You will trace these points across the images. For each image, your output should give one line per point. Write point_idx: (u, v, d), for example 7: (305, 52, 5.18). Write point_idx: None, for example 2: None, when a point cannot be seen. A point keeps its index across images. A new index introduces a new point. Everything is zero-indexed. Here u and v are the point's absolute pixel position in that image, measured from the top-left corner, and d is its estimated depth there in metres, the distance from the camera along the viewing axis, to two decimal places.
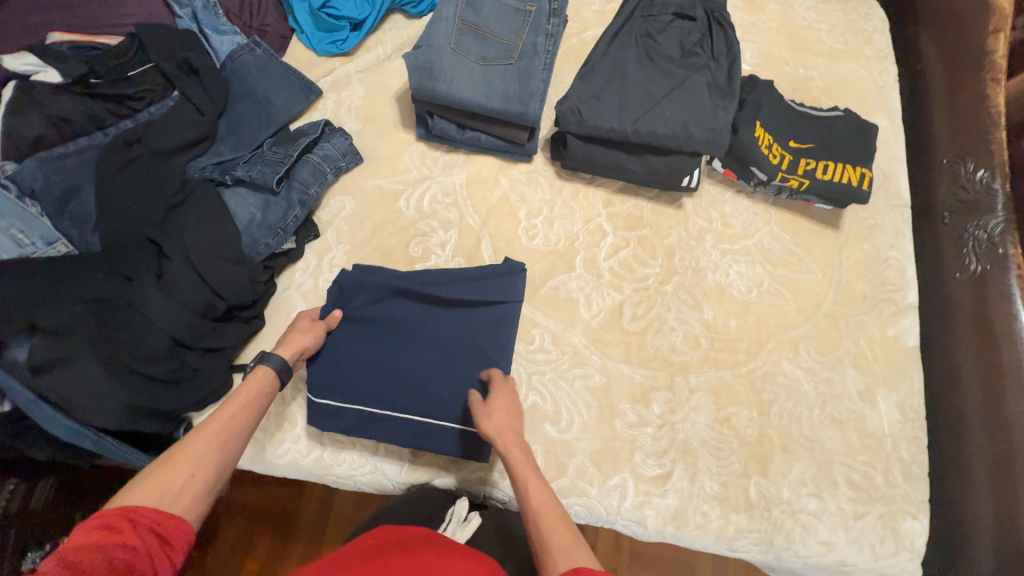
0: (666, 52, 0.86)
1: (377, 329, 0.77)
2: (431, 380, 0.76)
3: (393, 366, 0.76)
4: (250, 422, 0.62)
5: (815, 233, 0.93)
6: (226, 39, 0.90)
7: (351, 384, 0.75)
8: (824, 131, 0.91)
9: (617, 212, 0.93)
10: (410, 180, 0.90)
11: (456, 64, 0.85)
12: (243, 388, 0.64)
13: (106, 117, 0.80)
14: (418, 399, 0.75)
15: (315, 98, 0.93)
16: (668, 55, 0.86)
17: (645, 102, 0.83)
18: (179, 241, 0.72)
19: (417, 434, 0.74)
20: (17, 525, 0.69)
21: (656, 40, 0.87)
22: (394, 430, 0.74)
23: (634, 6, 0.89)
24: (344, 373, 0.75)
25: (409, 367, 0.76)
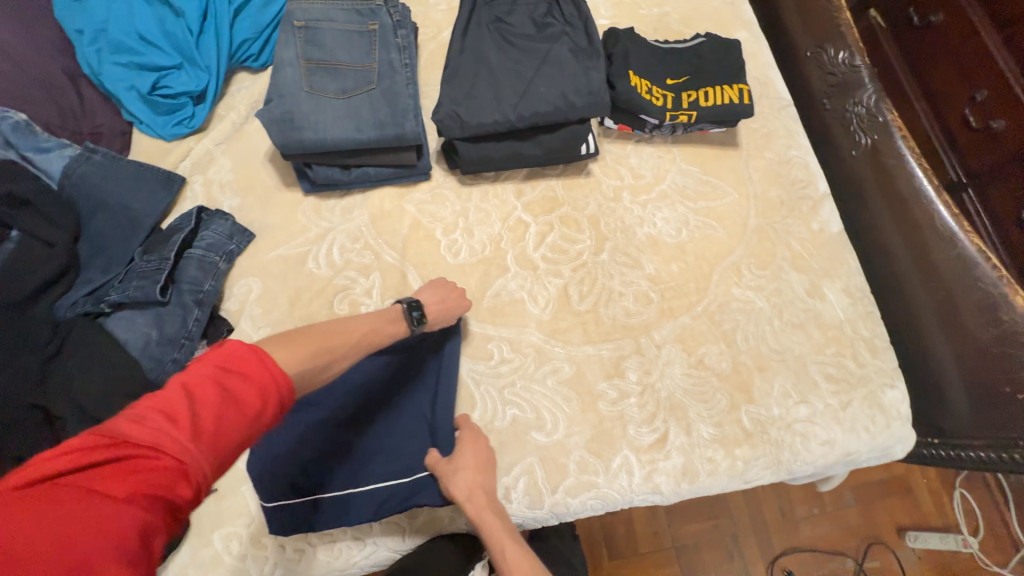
0: (521, 32, 0.85)
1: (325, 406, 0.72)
2: (396, 437, 0.72)
3: (353, 440, 0.72)
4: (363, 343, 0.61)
5: (719, 157, 0.95)
6: (53, 156, 0.79)
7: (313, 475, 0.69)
8: (694, 61, 0.93)
9: (531, 200, 0.91)
10: (311, 238, 0.84)
11: (316, 106, 0.80)
12: (380, 321, 0.65)
13: None
14: (390, 462, 0.71)
15: (180, 186, 0.84)
16: (524, 33, 0.85)
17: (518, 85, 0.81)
18: (67, 399, 0.63)
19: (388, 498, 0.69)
20: None
21: (508, 22, 0.85)
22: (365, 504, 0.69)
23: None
24: (302, 469, 0.69)
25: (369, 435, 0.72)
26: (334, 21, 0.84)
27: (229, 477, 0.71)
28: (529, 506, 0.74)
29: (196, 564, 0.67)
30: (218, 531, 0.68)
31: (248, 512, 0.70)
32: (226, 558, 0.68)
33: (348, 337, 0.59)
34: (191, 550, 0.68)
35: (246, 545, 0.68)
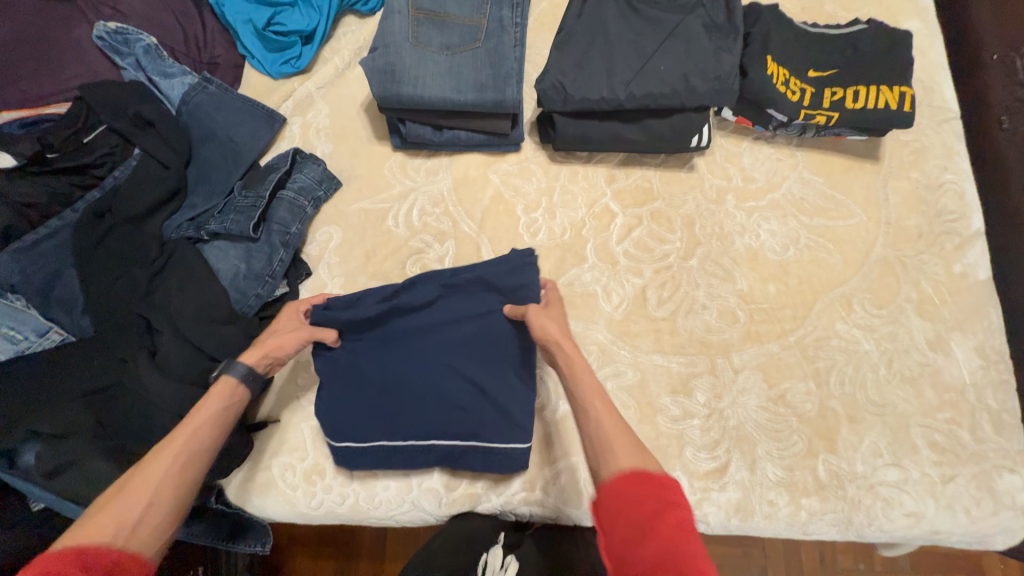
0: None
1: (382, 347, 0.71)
2: (451, 395, 0.70)
3: (407, 387, 0.70)
4: (218, 439, 0.55)
5: (851, 171, 0.82)
6: (175, 82, 0.83)
7: (369, 413, 0.70)
8: (848, 52, 0.79)
9: (622, 188, 0.84)
10: (394, 196, 0.83)
11: (419, 60, 0.77)
12: (203, 405, 0.56)
13: (72, 192, 0.75)
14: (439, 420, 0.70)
15: (280, 126, 0.86)
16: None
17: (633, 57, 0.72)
18: (163, 316, 0.68)
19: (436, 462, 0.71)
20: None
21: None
22: (407, 462, 0.71)
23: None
24: (358, 406, 0.71)
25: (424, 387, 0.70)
26: None
27: (292, 411, 0.75)
28: (566, 504, 0.72)
29: (255, 482, 0.73)
30: (278, 458, 0.73)
31: (304, 447, 0.74)
32: (281, 484, 0.72)
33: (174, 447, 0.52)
34: (252, 469, 0.73)
35: (298, 477, 0.73)
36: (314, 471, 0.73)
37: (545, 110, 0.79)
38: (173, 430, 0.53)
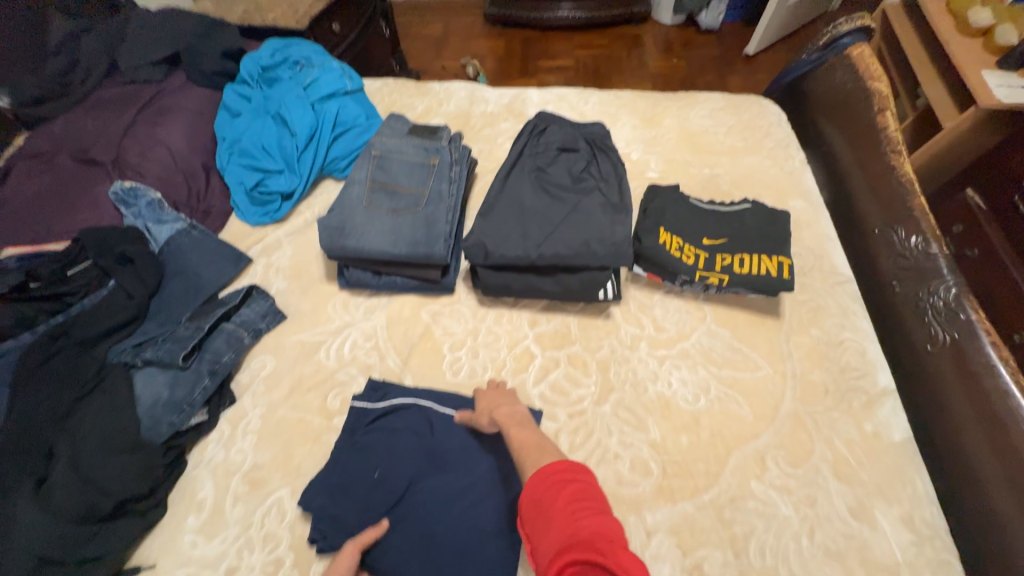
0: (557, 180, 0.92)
1: (371, 466, 0.74)
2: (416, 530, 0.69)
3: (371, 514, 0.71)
4: None
5: (755, 325, 0.88)
6: (165, 227, 0.99)
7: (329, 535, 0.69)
8: (735, 225, 0.91)
9: (543, 331, 0.90)
10: (331, 329, 0.91)
11: (367, 219, 0.91)
12: None
13: (38, 316, 0.84)
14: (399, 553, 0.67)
15: (245, 264, 0.99)
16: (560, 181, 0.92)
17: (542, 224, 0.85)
18: (69, 442, 0.70)
19: None
20: None
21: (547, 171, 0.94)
22: None
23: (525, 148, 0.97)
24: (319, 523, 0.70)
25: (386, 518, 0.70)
26: (403, 153, 0.98)
27: (171, 557, 0.69)
28: None
29: None
30: None
31: None
32: None
33: None
34: None
35: None
36: None
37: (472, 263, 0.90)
38: None
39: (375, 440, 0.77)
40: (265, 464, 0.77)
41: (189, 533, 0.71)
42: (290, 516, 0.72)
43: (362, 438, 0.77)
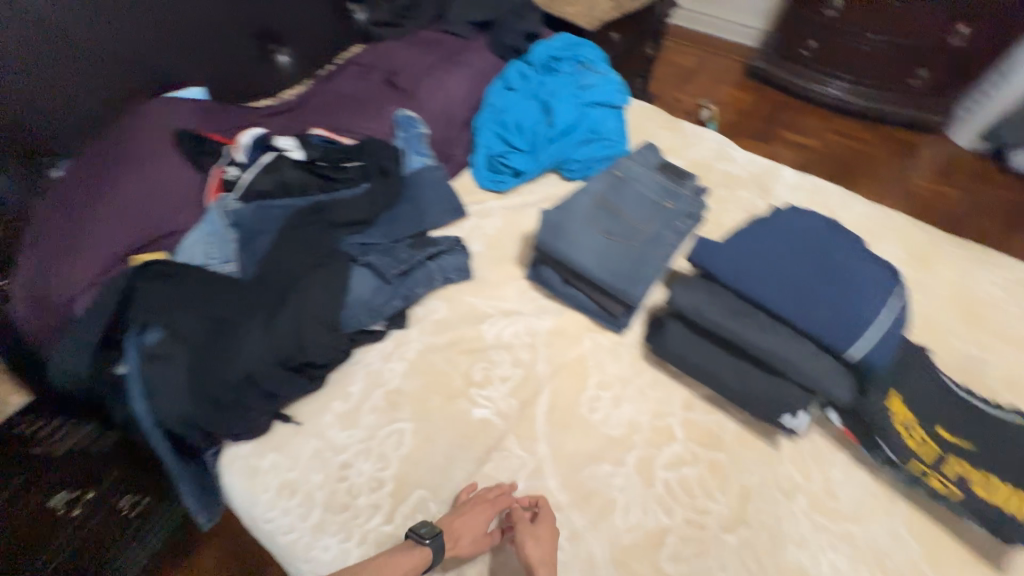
0: (816, 255, 0.82)
1: (774, 236, 0.86)
2: (816, 248, 0.83)
3: (780, 231, 0.87)
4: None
5: (958, 561, 0.70)
6: (418, 158, 1.14)
7: (742, 236, 0.87)
8: (997, 437, 0.71)
9: (694, 420, 0.84)
10: (502, 308, 0.96)
11: (584, 230, 0.93)
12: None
13: (313, 189, 1.03)
14: (802, 267, 0.81)
15: (459, 218, 1.09)
16: (820, 257, 0.82)
17: (779, 294, 0.79)
18: (299, 297, 0.83)
19: (786, 245, 0.84)
20: (65, 464, 0.93)
21: (813, 242, 0.85)
22: (770, 286, 0.80)
23: (794, 213, 0.90)
24: (734, 240, 0.87)
25: (782, 227, 0.87)
26: (642, 185, 0.98)
27: (312, 424, 0.81)
28: None
29: (247, 460, 0.78)
30: (273, 454, 0.78)
31: (297, 459, 0.78)
32: (261, 477, 0.77)
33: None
34: (254, 449, 0.79)
35: (275, 481, 0.76)
36: (290, 484, 0.76)
37: (703, 276, 0.87)
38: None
39: (769, 234, 0.86)
40: (405, 392, 0.85)
41: (332, 414, 0.82)
42: (405, 448, 0.79)
43: (731, 244, 0.85)
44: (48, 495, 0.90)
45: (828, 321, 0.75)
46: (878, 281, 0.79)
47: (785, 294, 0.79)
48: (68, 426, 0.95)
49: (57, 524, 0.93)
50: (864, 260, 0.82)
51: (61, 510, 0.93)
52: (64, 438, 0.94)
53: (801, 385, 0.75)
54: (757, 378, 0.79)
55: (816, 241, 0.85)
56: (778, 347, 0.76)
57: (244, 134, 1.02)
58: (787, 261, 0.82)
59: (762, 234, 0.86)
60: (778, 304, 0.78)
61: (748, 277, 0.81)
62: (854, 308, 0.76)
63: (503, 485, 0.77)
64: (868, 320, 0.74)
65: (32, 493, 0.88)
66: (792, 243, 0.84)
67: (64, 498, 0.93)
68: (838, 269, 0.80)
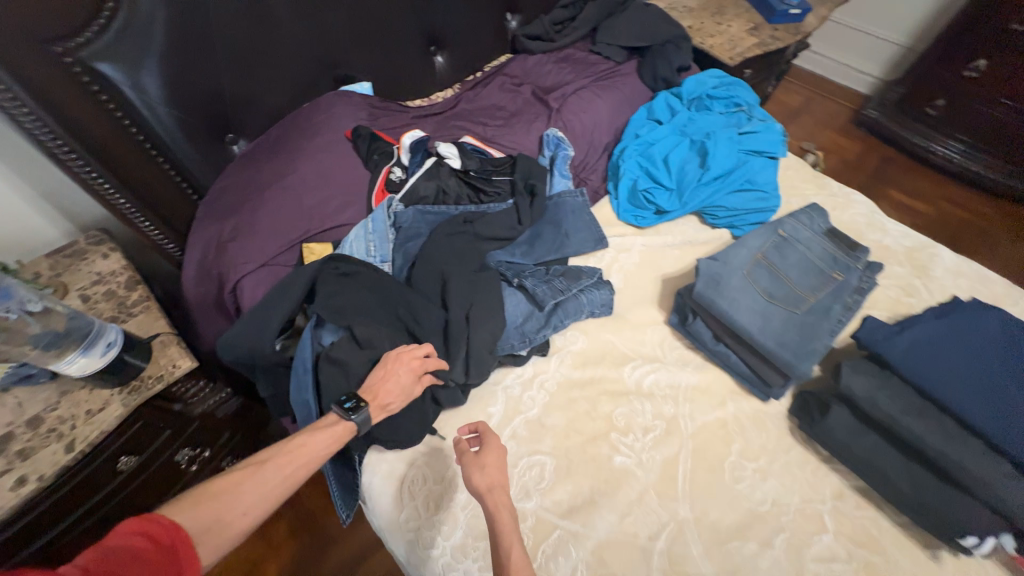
0: (1010, 366, 0.77)
1: (962, 336, 0.80)
2: (1010, 360, 0.77)
3: (968, 331, 0.80)
4: (317, 452, 0.66)
5: None
6: (562, 182, 1.13)
7: (923, 330, 0.81)
8: None
9: (846, 514, 0.78)
10: (642, 353, 0.93)
11: (744, 289, 0.89)
12: (317, 435, 0.67)
13: (463, 199, 1.03)
14: (995, 380, 0.75)
15: (600, 248, 1.06)
16: (1015, 369, 0.76)
17: (980, 406, 0.73)
18: (463, 314, 0.84)
19: (974, 351, 0.78)
20: (197, 423, 1.00)
21: (1006, 350, 0.78)
22: (960, 394, 0.74)
23: (983, 309, 0.83)
24: (914, 334, 0.81)
25: (970, 327, 0.81)
26: (810, 250, 0.93)
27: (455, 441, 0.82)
28: None
29: (394, 465, 0.80)
30: (419, 464, 0.80)
31: (441, 475, 0.78)
32: (405, 485, 0.78)
33: (296, 461, 0.64)
34: (399, 455, 0.81)
35: (420, 493, 0.77)
36: (433, 499, 0.76)
37: (875, 364, 0.82)
38: (293, 445, 0.65)
39: (954, 332, 0.81)
40: (545, 424, 0.84)
41: None
42: (545, 484, 0.78)
43: (910, 338, 0.81)
44: (179, 447, 0.97)
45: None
46: None
47: (976, 405, 0.73)
48: (209, 387, 1.01)
49: (177, 475, 1.00)
50: None
51: (183, 463, 1.00)
52: (199, 400, 0.99)
53: (992, 509, 0.69)
54: (933, 490, 0.73)
55: (1009, 351, 0.78)
56: (969, 463, 0.70)
57: (407, 137, 1.02)
58: (976, 371, 0.76)
59: (947, 332, 0.81)
60: (978, 418, 0.72)
61: (934, 379, 0.76)
62: None
63: (644, 544, 0.74)
64: None
65: (170, 446, 0.95)
66: (981, 349, 0.78)
67: (188, 453, 1.00)
68: None
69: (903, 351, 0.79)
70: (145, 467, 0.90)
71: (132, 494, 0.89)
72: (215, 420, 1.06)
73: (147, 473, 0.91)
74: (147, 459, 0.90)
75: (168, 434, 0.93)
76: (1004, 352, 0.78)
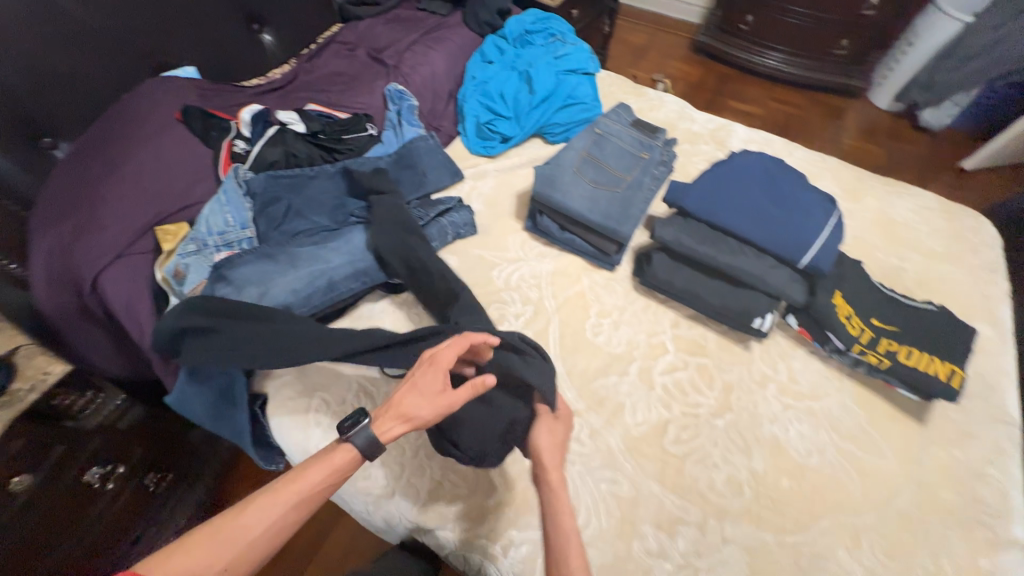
0: (769, 189, 0.98)
1: (734, 176, 1.00)
2: (767, 185, 0.99)
3: (737, 172, 1.01)
4: (318, 489, 0.62)
5: (893, 419, 0.88)
6: (412, 129, 1.21)
7: (707, 178, 1.00)
8: (912, 320, 0.90)
9: (682, 335, 0.98)
10: (506, 257, 1.06)
11: (574, 182, 1.04)
12: (314, 468, 0.63)
13: (318, 160, 1.09)
14: (758, 201, 0.96)
15: (457, 181, 1.18)
16: (771, 190, 0.98)
17: (749, 222, 0.93)
18: (334, 258, 0.94)
19: (744, 184, 0.99)
20: (98, 438, 0.97)
21: (765, 179, 1.00)
22: (735, 217, 0.94)
23: (748, 154, 1.05)
24: (701, 182, 1.00)
25: (739, 169, 1.02)
26: (621, 140, 1.11)
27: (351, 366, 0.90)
28: None
29: (295, 402, 0.87)
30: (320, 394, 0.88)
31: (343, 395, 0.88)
32: (311, 414, 0.86)
33: (289, 502, 0.61)
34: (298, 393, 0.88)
35: (327, 415, 0.86)
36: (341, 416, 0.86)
37: (679, 214, 1.00)
38: (291, 484, 0.61)
39: (728, 175, 1.01)
40: None
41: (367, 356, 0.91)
42: None
43: (700, 186, 0.99)
44: (84, 465, 0.94)
45: (783, 240, 0.90)
46: (817, 205, 0.96)
47: (746, 222, 0.93)
48: (101, 399, 0.97)
49: (91, 496, 0.96)
50: (802, 192, 0.98)
51: (94, 483, 0.96)
52: (90, 414, 0.95)
53: (763, 294, 0.91)
54: (728, 295, 0.94)
55: (765, 179, 1.00)
56: (743, 266, 0.91)
57: (245, 111, 1.05)
58: (745, 197, 0.96)
59: (723, 176, 1.01)
60: (748, 231, 0.92)
61: (717, 212, 0.95)
62: (802, 227, 0.91)
63: None
64: (813, 235, 0.90)
65: (71, 465, 0.91)
66: (747, 182, 0.99)
67: (97, 471, 0.97)
68: (785, 200, 0.96)
69: (695, 197, 0.97)
70: (44, 492, 0.87)
71: (36, 522, 0.86)
72: (121, 433, 1.02)
73: (47, 497, 0.87)
74: (43, 482, 0.87)
75: (64, 452, 0.90)
76: (762, 181, 1.00)
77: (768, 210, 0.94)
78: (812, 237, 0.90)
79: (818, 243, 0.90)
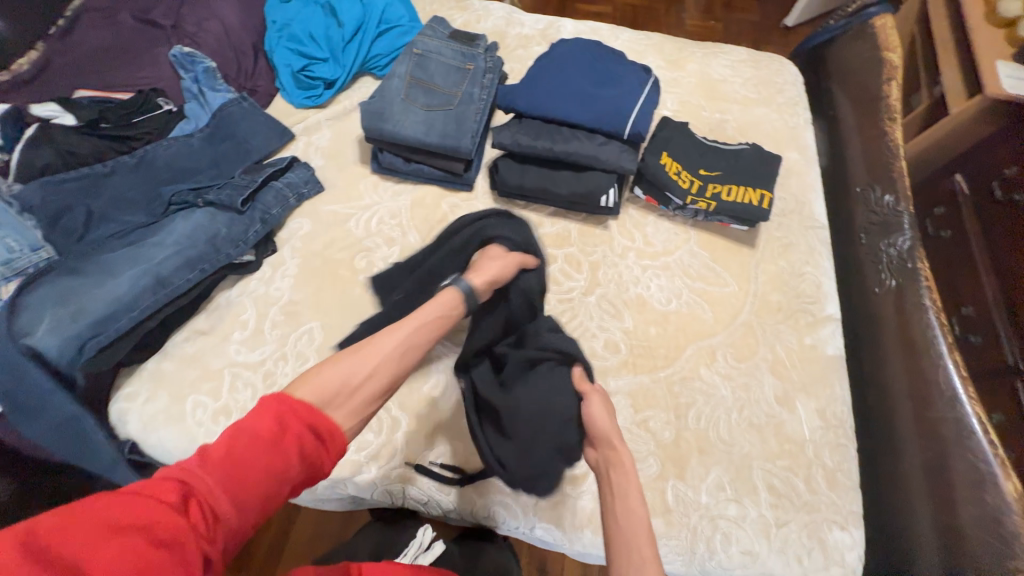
0: (588, 72, 1.01)
1: (555, 66, 1.02)
2: (585, 68, 1.01)
3: (557, 61, 1.02)
4: (437, 328, 0.65)
5: (731, 251, 1.00)
6: (219, 95, 1.06)
7: (531, 74, 1.01)
8: (730, 161, 1.01)
9: (547, 233, 1.02)
10: (361, 205, 1.02)
11: (404, 109, 1.00)
12: (444, 296, 0.69)
13: (108, 152, 0.95)
14: (579, 85, 0.98)
15: (288, 140, 1.08)
16: (590, 72, 1.01)
17: (574, 106, 0.96)
18: (160, 254, 0.85)
19: (563, 72, 1.01)
20: None
21: (583, 62, 1.02)
22: (560, 105, 0.96)
23: (566, 42, 1.06)
24: (525, 80, 1.00)
25: (558, 58, 1.03)
26: (442, 55, 1.07)
27: (219, 358, 0.85)
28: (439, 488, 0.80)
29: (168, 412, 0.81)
30: (193, 395, 0.82)
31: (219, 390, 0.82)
32: (189, 417, 0.80)
33: (422, 327, 0.63)
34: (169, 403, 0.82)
35: (206, 414, 0.80)
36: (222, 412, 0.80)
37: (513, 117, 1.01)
38: (426, 313, 0.65)
39: (550, 66, 1.02)
40: (299, 301, 0.91)
41: (235, 343, 0.86)
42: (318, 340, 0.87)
43: (524, 83, 0.99)
44: None
45: (605, 116, 0.95)
46: (633, 77, 1.01)
47: (571, 106, 0.96)
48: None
49: None
50: (619, 67, 1.02)
51: None
52: None
53: (602, 172, 0.96)
54: (573, 181, 0.98)
55: (583, 62, 1.02)
56: (578, 149, 0.95)
57: None
58: (566, 84, 0.99)
59: (545, 69, 1.01)
60: (574, 115, 0.95)
61: (543, 104, 0.97)
62: (619, 100, 0.96)
63: None
64: (631, 105, 0.95)
65: None
66: (568, 69, 1.01)
67: None
68: (602, 78, 1.00)
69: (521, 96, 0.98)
70: None
71: None
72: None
73: None
74: None
75: None
76: (581, 64, 1.02)
77: (589, 91, 0.97)
78: (630, 107, 0.95)
79: (636, 112, 0.95)
